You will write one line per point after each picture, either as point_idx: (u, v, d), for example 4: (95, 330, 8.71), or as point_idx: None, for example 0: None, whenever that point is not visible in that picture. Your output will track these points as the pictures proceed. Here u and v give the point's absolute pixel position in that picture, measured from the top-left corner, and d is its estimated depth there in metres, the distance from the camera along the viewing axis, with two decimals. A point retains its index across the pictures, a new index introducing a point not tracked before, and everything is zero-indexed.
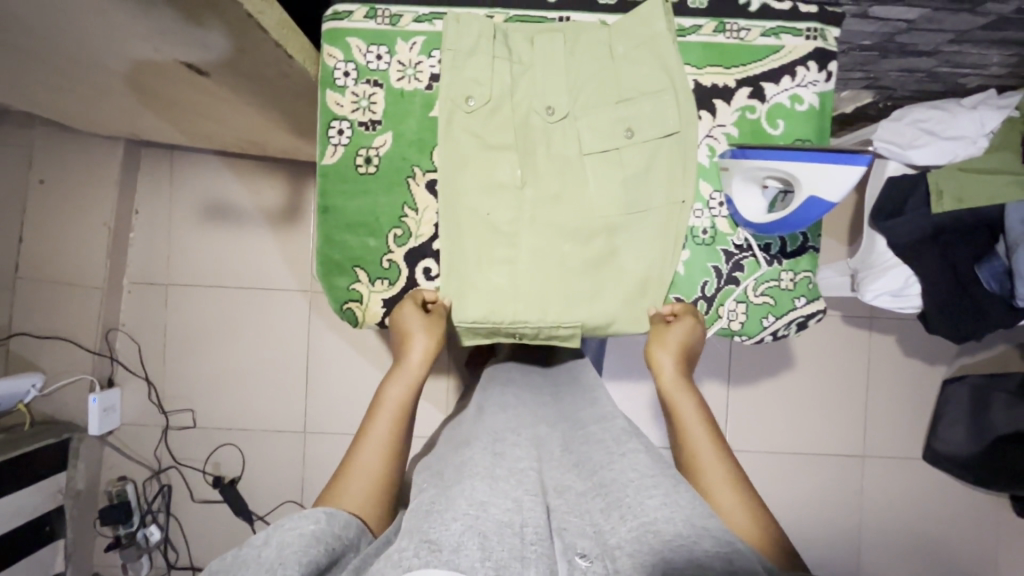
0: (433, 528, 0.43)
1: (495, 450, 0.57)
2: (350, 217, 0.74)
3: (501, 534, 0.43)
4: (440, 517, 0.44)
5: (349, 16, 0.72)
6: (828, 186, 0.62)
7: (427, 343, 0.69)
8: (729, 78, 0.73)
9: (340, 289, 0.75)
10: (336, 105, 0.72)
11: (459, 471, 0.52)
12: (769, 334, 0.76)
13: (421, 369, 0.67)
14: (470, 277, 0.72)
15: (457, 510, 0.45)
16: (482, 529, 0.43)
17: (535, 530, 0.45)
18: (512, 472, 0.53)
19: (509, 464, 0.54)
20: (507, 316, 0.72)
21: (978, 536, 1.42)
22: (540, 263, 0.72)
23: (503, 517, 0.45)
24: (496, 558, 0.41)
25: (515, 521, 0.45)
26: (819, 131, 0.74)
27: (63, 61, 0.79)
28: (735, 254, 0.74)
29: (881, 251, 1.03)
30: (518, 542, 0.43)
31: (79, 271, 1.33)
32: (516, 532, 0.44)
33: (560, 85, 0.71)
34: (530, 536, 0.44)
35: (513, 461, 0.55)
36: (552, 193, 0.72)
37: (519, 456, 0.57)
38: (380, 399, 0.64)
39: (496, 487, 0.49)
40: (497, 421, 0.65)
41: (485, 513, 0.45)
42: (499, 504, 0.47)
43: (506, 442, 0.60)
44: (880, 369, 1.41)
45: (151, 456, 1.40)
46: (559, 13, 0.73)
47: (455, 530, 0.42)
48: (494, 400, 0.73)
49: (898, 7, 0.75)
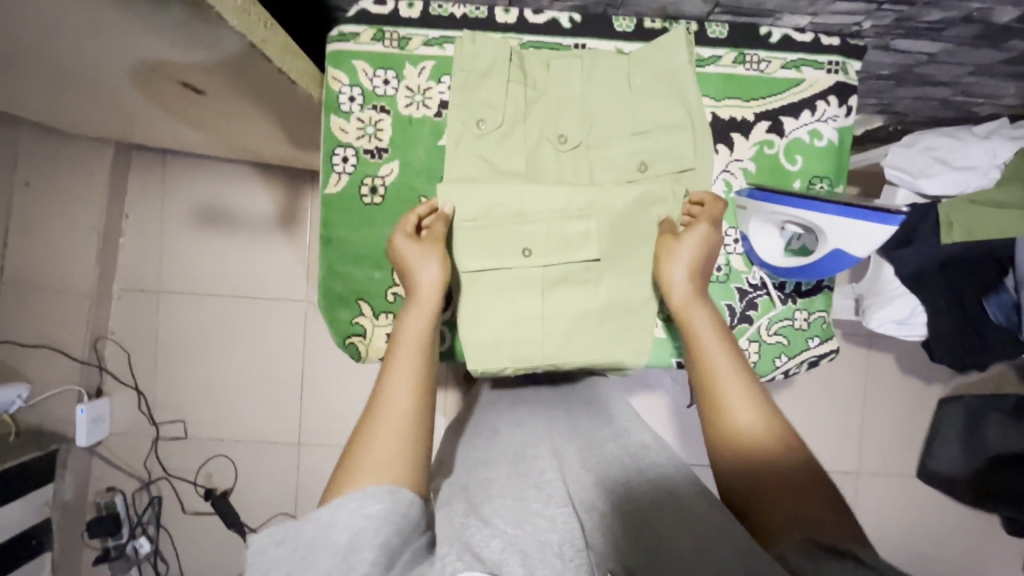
0: (476, 541, 0.43)
1: (519, 470, 0.57)
2: (354, 249, 0.71)
3: (542, 554, 0.43)
4: (479, 531, 0.45)
5: (355, 37, 0.69)
6: (854, 242, 0.60)
7: (436, 269, 0.60)
8: (747, 111, 0.71)
9: (342, 323, 0.72)
10: (341, 132, 0.70)
11: (484, 488, 0.53)
12: (781, 373, 0.74)
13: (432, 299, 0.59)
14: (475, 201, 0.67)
15: (496, 528, 0.45)
16: (523, 547, 0.43)
17: (573, 548, 0.45)
18: (541, 494, 0.52)
19: (534, 480, 0.55)
20: (519, 219, 0.67)
21: (969, 552, 1.43)
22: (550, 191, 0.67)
23: (541, 536, 0.45)
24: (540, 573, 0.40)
25: (552, 541, 0.45)
26: (838, 168, 0.72)
27: (53, 70, 0.75)
28: (749, 292, 0.72)
29: (890, 279, 1.03)
30: (560, 563, 0.42)
31: (67, 277, 1.29)
32: (555, 551, 0.43)
33: (574, 114, 0.69)
34: (568, 554, 0.44)
35: (539, 477, 0.55)
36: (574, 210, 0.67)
37: (544, 470, 0.57)
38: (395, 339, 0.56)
39: (528, 507, 0.50)
40: (516, 436, 0.66)
41: (522, 532, 0.45)
42: (536, 523, 0.47)
43: (528, 458, 0.60)
44: (878, 388, 1.41)
45: (141, 467, 1.37)
46: (574, 40, 0.70)
47: (496, 547, 0.43)
48: (507, 418, 0.72)
49: (921, 41, 0.73)
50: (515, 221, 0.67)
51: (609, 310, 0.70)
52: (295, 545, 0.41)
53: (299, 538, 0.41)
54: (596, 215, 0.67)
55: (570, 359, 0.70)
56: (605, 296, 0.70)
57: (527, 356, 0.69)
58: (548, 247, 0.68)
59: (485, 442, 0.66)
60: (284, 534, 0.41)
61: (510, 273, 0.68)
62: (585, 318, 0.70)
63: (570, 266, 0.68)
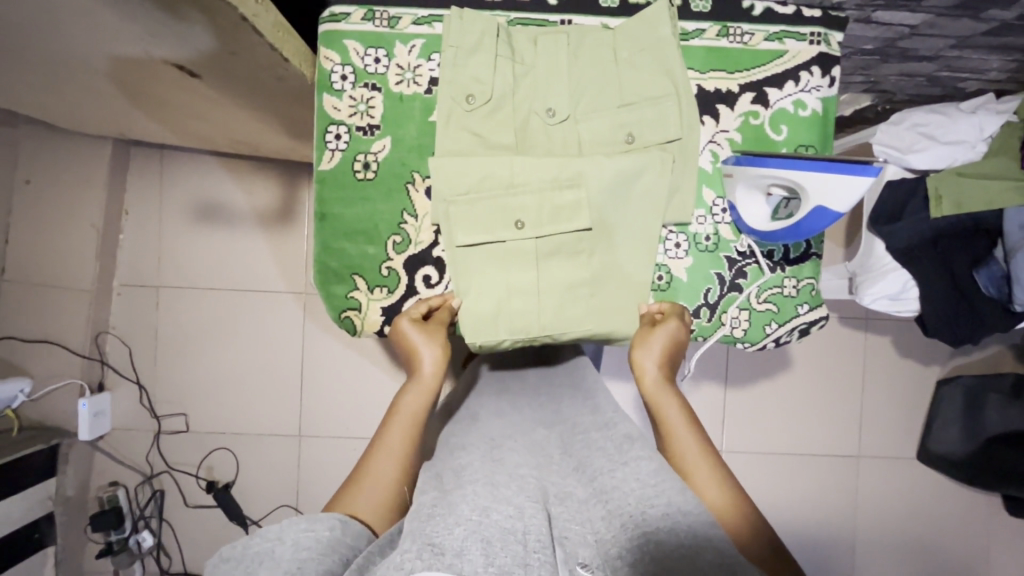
0: (436, 532, 0.42)
1: (494, 458, 0.57)
2: (348, 225, 0.72)
3: (506, 540, 0.42)
4: (442, 521, 0.43)
5: (346, 17, 0.70)
6: (836, 196, 0.61)
7: (438, 354, 0.63)
8: (732, 83, 0.72)
9: (337, 297, 0.73)
10: (333, 110, 0.71)
11: (459, 477, 0.52)
12: (772, 341, 0.75)
13: (435, 379, 0.62)
14: (464, 174, 0.68)
15: (460, 515, 0.44)
16: (485, 535, 0.42)
17: (538, 538, 0.44)
18: (513, 479, 0.52)
19: (508, 471, 0.54)
20: (508, 189, 0.68)
21: (971, 535, 1.43)
22: (539, 162, 0.68)
23: (504, 524, 0.44)
24: (500, 563, 0.40)
25: (517, 529, 0.44)
26: (823, 137, 0.74)
27: (47, 60, 0.76)
28: (738, 260, 0.73)
29: (881, 254, 1.02)
30: (522, 550, 0.42)
31: (67, 272, 1.31)
32: (519, 539, 0.43)
33: (561, 88, 0.70)
34: (532, 544, 0.43)
35: (513, 468, 0.55)
36: (563, 182, 0.68)
37: (519, 463, 0.57)
38: (394, 409, 0.60)
39: (497, 493, 0.49)
40: (496, 426, 0.66)
41: (488, 518, 0.44)
42: (501, 510, 0.46)
43: (503, 450, 0.59)
44: (876, 370, 1.42)
45: (143, 460, 1.38)
46: (561, 16, 0.71)
47: (459, 535, 0.41)
48: (488, 408, 0.72)
49: (901, 12, 0.75)
50: (506, 192, 0.68)
51: (601, 283, 0.71)
52: (240, 558, 0.42)
53: (246, 552, 0.42)
54: (586, 185, 0.68)
55: (566, 329, 0.71)
56: (598, 267, 0.71)
57: (522, 327, 0.70)
58: (539, 219, 0.69)
59: (464, 430, 0.65)
60: (237, 546, 0.43)
61: (504, 244, 0.69)
62: (578, 290, 0.71)
63: (563, 237, 0.69)
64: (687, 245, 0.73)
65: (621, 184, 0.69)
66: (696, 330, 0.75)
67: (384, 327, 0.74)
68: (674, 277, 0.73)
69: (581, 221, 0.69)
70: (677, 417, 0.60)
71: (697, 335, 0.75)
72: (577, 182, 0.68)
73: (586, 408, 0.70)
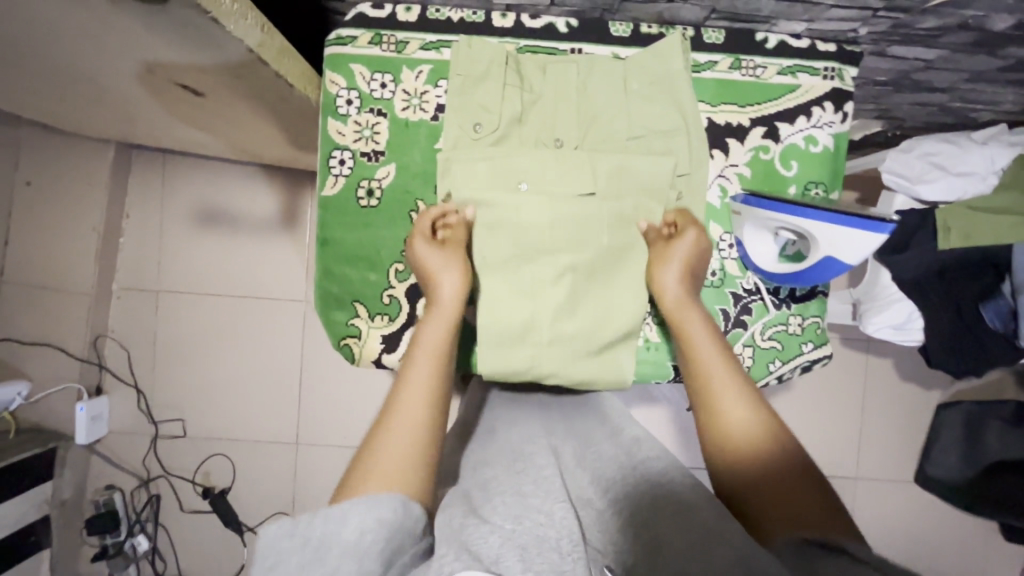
0: (472, 539, 0.43)
1: (517, 466, 0.58)
2: (350, 251, 0.71)
3: (541, 548, 0.43)
4: (477, 529, 0.44)
5: (353, 41, 0.69)
6: (845, 248, 0.61)
7: (460, 276, 0.62)
8: (743, 117, 0.71)
9: (338, 324, 0.72)
10: (338, 134, 0.70)
11: (487, 489, 0.52)
12: (774, 378, 0.74)
13: (453, 306, 0.61)
14: (471, 179, 0.67)
15: (495, 524, 0.45)
16: (520, 544, 0.43)
17: (571, 541, 0.44)
18: (540, 484, 0.53)
19: (534, 475, 0.55)
20: (512, 162, 0.67)
21: (966, 559, 1.43)
22: (547, 160, 0.67)
23: (537, 531, 0.45)
24: (538, 569, 0.40)
25: (549, 535, 0.45)
26: (834, 174, 0.72)
27: (54, 71, 0.76)
28: (743, 297, 0.73)
29: (886, 283, 1.03)
30: (556, 555, 0.42)
31: (67, 275, 1.30)
32: (552, 545, 0.43)
33: (570, 119, 0.69)
34: (565, 547, 0.43)
35: (538, 472, 0.56)
36: (569, 165, 0.67)
37: (543, 464, 0.58)
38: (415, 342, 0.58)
39: (526, 500, 0.50)
40: (515, 434, 0.66)
41: (521, 526, 0.45)
42: (533, 517, 0.47)
43: (528, 455, 0.60)
44: (875, 392, 1.41)
45: (139, 465, 1.38)
46: (570, 45, 0.70)
47: (495, 544, 0.42)
48: (502, 420, 0.72)
49: (917, 48, 0.73)
50: (514, 158, 0.67)
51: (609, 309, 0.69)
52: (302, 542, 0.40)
53: (311, 532, 0.41)
54: (599, 165, 0.67)
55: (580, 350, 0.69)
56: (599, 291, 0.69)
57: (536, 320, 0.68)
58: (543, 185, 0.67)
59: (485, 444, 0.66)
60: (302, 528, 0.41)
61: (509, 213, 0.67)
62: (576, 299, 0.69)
63: (568, 264, 0.68)
64: None
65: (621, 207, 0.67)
66: None
67: (383, 356, 0.73)
68: None
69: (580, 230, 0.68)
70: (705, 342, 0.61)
71: None
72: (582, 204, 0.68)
73: (588, 436, 0.70)
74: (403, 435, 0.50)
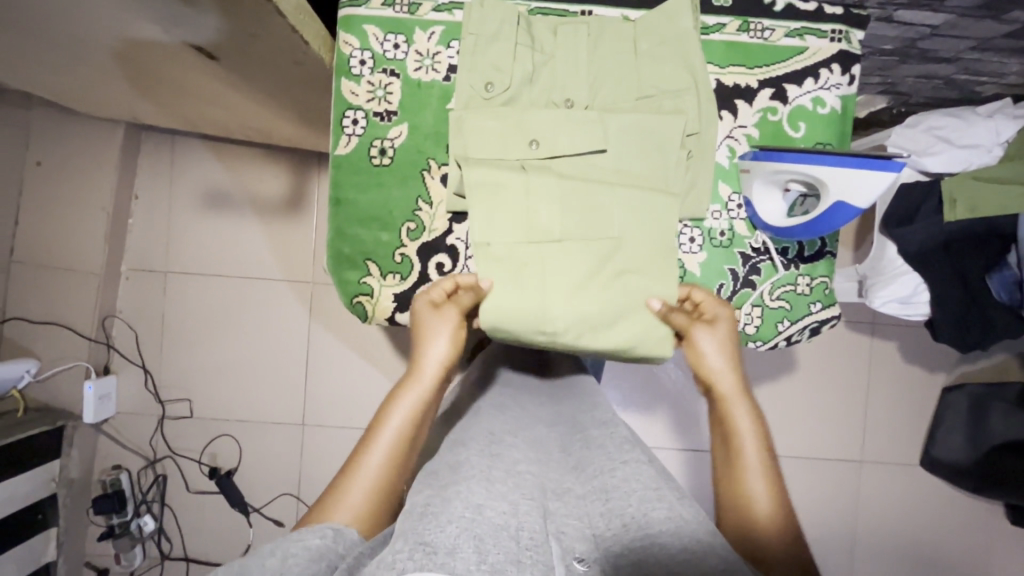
0: (428, 530, 0.39)
1: (492, 451, 0.54)
2: (362, 211, 0.72)
3: (498, 537, 0.39)
4: (435, 518, 0.40)
5: (366, 2, 0.70)
6: (856, 191, 0.61)
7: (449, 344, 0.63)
8: (752, 79, 0.72)
9: (350, 283, 0.73)
10: (351, 95, 0.71)
11: (455, 472, 0.48)
12: (783, 339, 0.75)
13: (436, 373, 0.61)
14: (480, 137, 0.68)
15: (452, 512, 0.41)
16: (478, 532, 0.39)
17: (532, 535, 0.41)
18: (510, 475, 0.50)
19: (506, 466, 0.51)
20: (523, 120, 0.68)
21: (972, 543, 1.43)
22: (558, 118, 0.68)
23: (498, 520, 0.41)
24: (493, 561, 0.37)
25: (510, 525, 0.41)
26: (841, 136, 0.73)
27: (68, 39, 0.77)
28: (752, 257, 0.73)
29: (892, 257, 1.03)
30: (516, 547, 0.39)
31: (76, 255, 1.31)
32: (512, 535, 0.40)
33: (580, 78, 0.70)
34: (525, 540, 0.40)
35: (511, 464, 0.52)
36: (582, 126, 0.68)
37: (518, 458, 0.54)
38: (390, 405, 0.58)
39: (492, 489, 0.46)
40: (503, 417, 0.64)
41: (481, 515, 0.41)
42: (495, 507, 0.43)
43: (504, 444, 0.56)
44: (881, 374, 1.41)
45: (146, 445, 1.38)
46: (581, 7, 0.71)
47: (451, 533, 0.39)
48: (488, 401, 0.70)
49: (923, 12, 0.74)
50: (523, 112, 0.68)
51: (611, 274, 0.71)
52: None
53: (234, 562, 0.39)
54: (613, 123, 0.68)
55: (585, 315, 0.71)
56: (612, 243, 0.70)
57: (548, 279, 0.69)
58: (557, 136, 0.68)
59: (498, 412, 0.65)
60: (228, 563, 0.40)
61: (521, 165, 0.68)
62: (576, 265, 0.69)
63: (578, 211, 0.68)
64: (701, 240, 0.73)
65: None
66: None
67: (395, 314, 0.74)
68: (688, 272, 0.73)
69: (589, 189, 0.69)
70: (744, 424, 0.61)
71: None
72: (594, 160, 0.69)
73: None
74: (374, 471, 0.54)
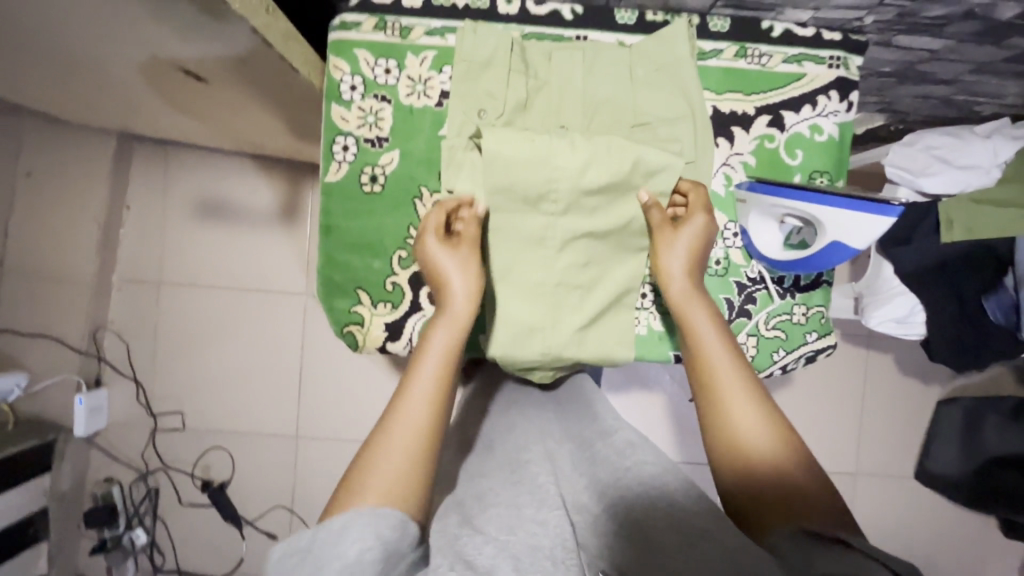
0: (468, 549, 0.43)
1: (513, 474, 0.55)
2: (353, 238, 0.71)
3: (534, 557, 0.43)
4: (471, 539, 0.44)
5: (357, 27, 0.69)
6: (851, 232, 0.60)
7: (471, 278, 0.60)
8: (748, 105, 0.71)
9: (340, 311, 0.72)
10: (341, 121, 0.70)
11: (480, 499, 0.51)
12: (778, 368, 0.74)
13: (466, 310, 0.58)
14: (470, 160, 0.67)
15: (488, 534, 0.45)
16: (515, 552, 0.43)
17: (566, 551, 0.44)
18: (534, 492, 0.51)
19: (529, 484, 0.53)
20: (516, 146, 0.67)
21: (966, 555, 1.43)
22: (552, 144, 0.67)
23: (532, 541, 0.45)
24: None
25: (544, 546, 0.44)
26: (839, 163, 0.72)
27: (55, 59, 0.75)
28: (747, 286, 0.72)
29: (888, 278, 1.03)
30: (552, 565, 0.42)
31: (66, 266, 1.29)
32: (547, 555, 0.43)
33: (574, 104, 0.69)
34: (559, 557, 0.43)
35: (533, 481, 0.53)
36: None
37: (537, 471, 0.56)
38: (423, 346, 0.55)
39: (520, 512, 0.48)
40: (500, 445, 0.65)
41: (514, 537, 0.45)
42: (526, 528, 0.46)
43: (523, 463, 0.57)
44: (876, 388, 1.41)
45: (138, 457, 1.37)
46: (575, 32, 0.70)
47: (489, 553, 0.43)
48: (499, 424, 0.69)
49: (922, 37, 0.73)
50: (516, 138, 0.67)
51: (616, 307, 0.72)
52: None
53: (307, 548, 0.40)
54: None
55: (588, 352, 0.70)
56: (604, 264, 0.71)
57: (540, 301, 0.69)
58: None
59: (502, 437, 0.65)
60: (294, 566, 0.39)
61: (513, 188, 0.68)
62: (570, 291, 0.70)
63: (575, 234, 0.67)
64: None
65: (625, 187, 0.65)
66: None
67: (387, 343, 0.73)
68: None
69: (600, 223, 0.67)
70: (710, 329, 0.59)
71: None
72: (607, 194, 0.66)
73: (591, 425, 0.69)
74: (400, 447, 0.49)
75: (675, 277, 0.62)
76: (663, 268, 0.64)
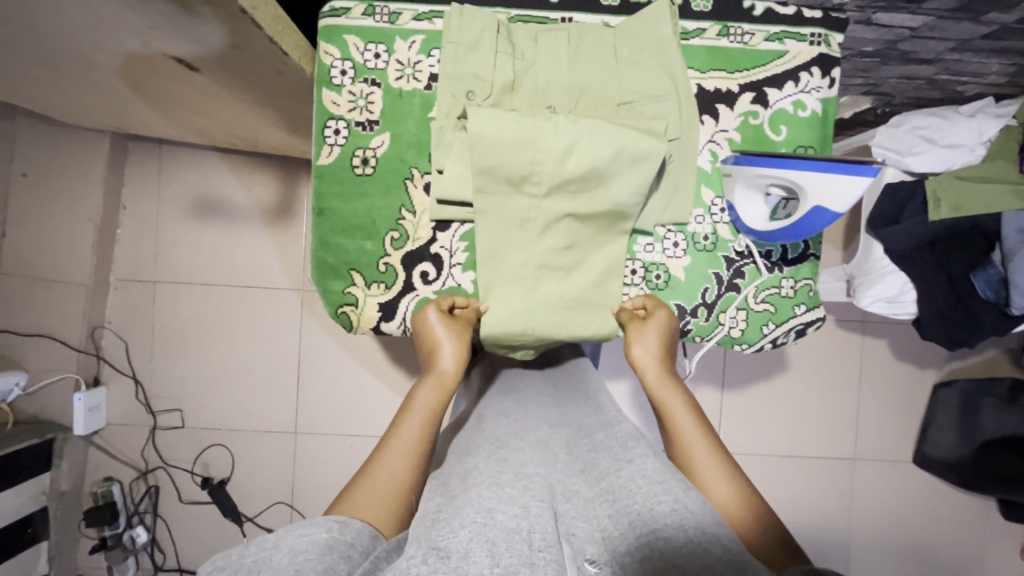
0: (440, 536, 0.38)
1: (499, 456, 0.53)
2: (346, 220, 0.72)
3: (511, 541, 0.39)
4: (448, 523, 0.40)
5: (346, 12, 0.70)
6: (838, 198, 0.61)
7: (458, 350, 0.65)
8: (732, 83, 0.72)
9: (335, 293, 0.73)
10: (333, 105, 0.71)
11: (465, 480, 0.48)
12: (768, 342, 0.75)
13: (453, 377, 0.63)
14: (461, 141, 0.69)
15: (464, 517, 0.40)
16: (490, 536, 0.39)
17: (544, 537, 0.40)
18: (519, 478, 0.48)
19: (514, 469, 0.50)
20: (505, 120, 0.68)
21: (965, 538, 1.43)
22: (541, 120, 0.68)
23: (510, 524, 0.40)
24: (506, 564, 0.36)
25: (522, 528, 0.40)
26: (822, 139, 0.74)
27: (47, 56, 0.76)
28: (735, 260, 0.74)
29: (879, 257, 1.03)
30: (528, 549, 0.38)
31: (63, 266, 1.30)
32: (524, 538, 0.39)
33: (560, 84, 0.70)
34: (538, 543, 0.40)
35: (518, 466, 0.51)
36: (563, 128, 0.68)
37: (525, 461, 0.53)
38: (409, 403, 0.59)
39: (502, 493, 0.45)
40: (495, 420, 0.65)
41: (493, 520, 0.40)
42: (506, 511, 0.42)
43: (510, 447, 0.55)
44: (872, 373, 1.41)
45: (138, 456, 1.38)
46: (561, 14, 0.71)
47: (463, 538, 0.38)
48: (492, 407, 0.69)
49: (902, 14, 0.75)
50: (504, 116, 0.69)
51: (605, 284, 0.72)
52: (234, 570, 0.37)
53: (241, 561, 0.38)
54: None
55: (584, 330, 0.71)
56: (594, 242, 0.71)
57: (531, 281, 0.70)
58: None
59: (495, 416, 0.65)
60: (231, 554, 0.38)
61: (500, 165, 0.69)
62: (558, 273, 0.71)
63: (565, 213, 0.68)
64: (685, 245, 0.74)
65: (611, 170, 0.65)
66: (694, 330, 0.75)
67: (381, 323, 0.74)
68: (672, 276, 0.74)
69: (582, 207, 0.67)
70: (680, 409, 0.61)
71: (696, 335, 0.75)
72: (586, 182, 0.66)
73: (587, 409, 0.69)
74: (383, 481, 0.51)
75: (646, 367, 0.65)
76: (633, 360, 0.67)
